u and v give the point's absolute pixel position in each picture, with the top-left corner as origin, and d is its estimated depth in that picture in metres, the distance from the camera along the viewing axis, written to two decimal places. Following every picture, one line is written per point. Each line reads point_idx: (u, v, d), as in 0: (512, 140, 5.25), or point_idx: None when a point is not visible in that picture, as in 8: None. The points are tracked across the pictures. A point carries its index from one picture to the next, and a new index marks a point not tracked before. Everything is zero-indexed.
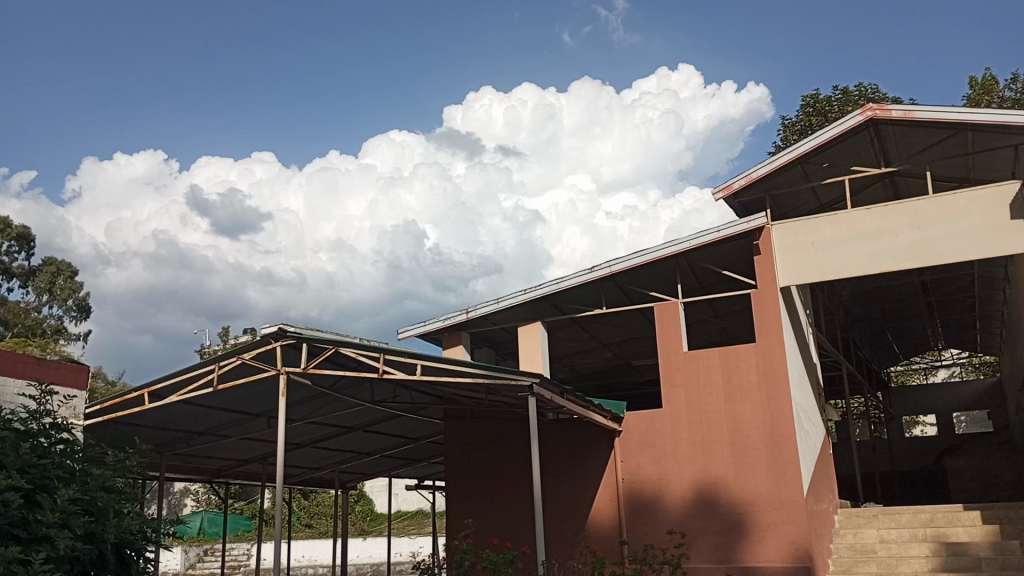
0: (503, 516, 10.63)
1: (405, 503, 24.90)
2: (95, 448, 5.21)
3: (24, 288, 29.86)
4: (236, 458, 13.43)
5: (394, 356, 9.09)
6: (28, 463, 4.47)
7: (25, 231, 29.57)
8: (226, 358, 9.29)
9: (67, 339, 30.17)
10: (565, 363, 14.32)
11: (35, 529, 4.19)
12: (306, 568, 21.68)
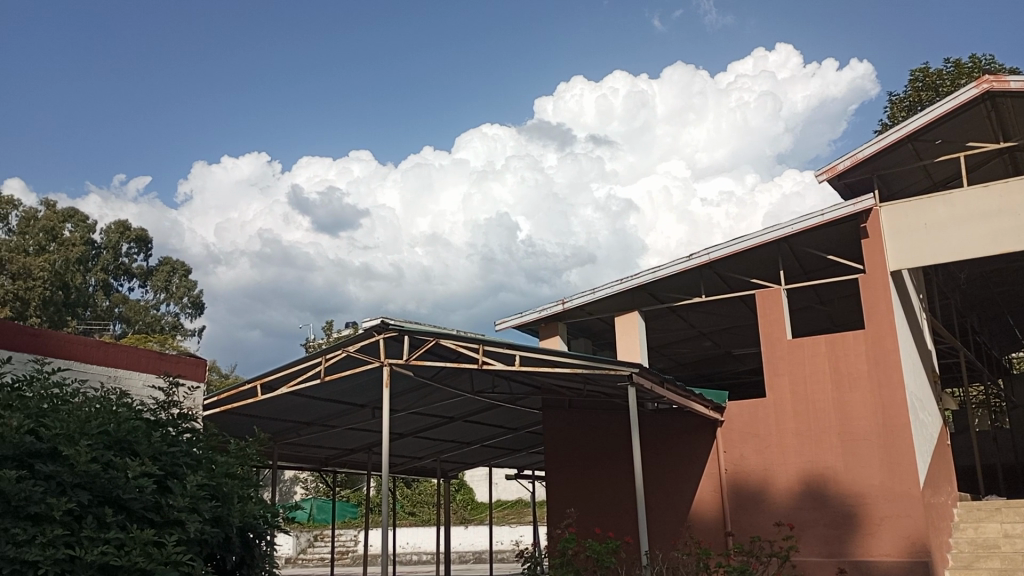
0: (605, 507, 10.61)
1: (505, 492, 25.18)
2: (220, 435, 5.50)
3: (143, 287, 31.62)
4: (343, 447, 13.89)
5: (493, 347, 9.19)
6: (159, 450, 4.75)
7: (143, 233, 31.32)
8: (331, 350, 9.61)
9: (184, 334, 31.81)
10: (663, 353, 14.16)
11: (167, 513, 4.44)
12: (410, 555, 22.30)
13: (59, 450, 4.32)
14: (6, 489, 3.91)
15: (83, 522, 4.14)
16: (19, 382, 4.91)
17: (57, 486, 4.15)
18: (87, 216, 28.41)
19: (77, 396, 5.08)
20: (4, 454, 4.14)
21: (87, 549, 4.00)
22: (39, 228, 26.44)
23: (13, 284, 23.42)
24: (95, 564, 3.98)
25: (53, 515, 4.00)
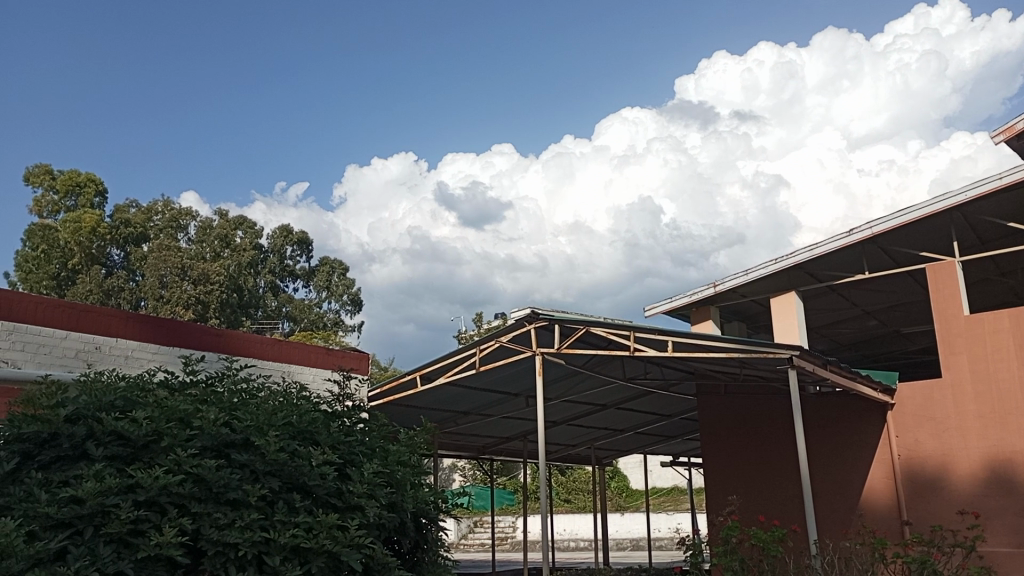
0: (769, 494, 10.31)
1: (660, 480, 24.97)
2: (390, 424, 5.78)
3: (306, 287, 33.59)
4: (499, 436, 14.22)
5: (644, 333, 9.11)
6: (338, 440, 5.06)
7: (303, 236, 33.27)
8: (485, 341, 9.85)
9: (345, 330, 33.56)
10: (823, 334, 13.54)
11: (349, 498, 4.71)
12: (568, 542, 22.58)
13: (250, 441, 4.70)
14: (208, 476, 4.30)
15: (275, 507, 4.46)
16: (212, 378, 5.36)
17: (251, 474, 4.51)
18: (255, 223, 30.44)
19: (262, 391, 5.48)
20: (204, 445, 4.54)
21: (280, 531, 4.30)
22: (213, 236, 28.63)
23: (194, 288, 25.54)
24: (287, 546, 4.27)
25: (249, 500, 4.34)
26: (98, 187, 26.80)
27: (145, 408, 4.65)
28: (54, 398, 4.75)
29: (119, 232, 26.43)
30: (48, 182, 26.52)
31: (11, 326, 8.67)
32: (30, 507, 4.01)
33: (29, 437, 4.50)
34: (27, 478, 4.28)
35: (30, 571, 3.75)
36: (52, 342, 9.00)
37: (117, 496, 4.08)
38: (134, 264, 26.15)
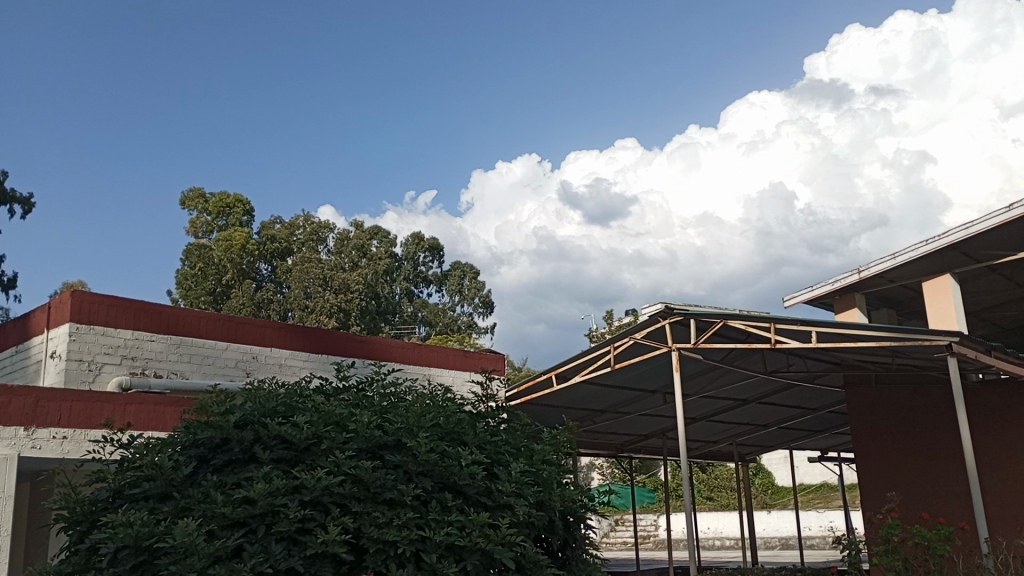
0: (931, 489, 9.70)
1: (808, 476, 24.01)
2: (532, 424, 5.84)
3: (440, 291, 34.47)
4: (637, 433, 14.08)
5: (785, 325, 8.78)
6: (484, 440, 5.18)
7: (435, 242, 34.17)
8: (620, 338, 9.77)
9: (478, 332, 34.21)
10: (983, 318, 12.64)
11: (498, 497, 4.79)
12: (713, 540, 22.10)
13: (402, 442, 4.88)
14: (365, 477, 4.49)
15: (429, 505, 4.59)
16: (362, 383, 5.59)
17: (404, 474, 4.67)
18: (389, 232, 31.53)
19: (411, 394, 5.67)
20: (359, 447, 4.75)
21: (435, 529, 4.43)
22: (351, 247, 29.91)
23: (336, 297, 26.82)
24: (443, 544, 4.39)
25: (405, 499, 4.50)
26: (246, 206, 28.56)
27: (305, 413, 4.92)
28: (223, 406, 5.10)
29: (266, 247, 28.03)
30: (201, 204, 28.44)
31: (178, 340, 9.41)
32: (208, 508, 4.32)
33: (204, 442, 4.86)
34: (203, 480, 4.61)
35: (212, 567, 4.03)
36: (214, 353, 9.70)
37: (285, 497, 4.34)
38: (281, 277, 27.64)
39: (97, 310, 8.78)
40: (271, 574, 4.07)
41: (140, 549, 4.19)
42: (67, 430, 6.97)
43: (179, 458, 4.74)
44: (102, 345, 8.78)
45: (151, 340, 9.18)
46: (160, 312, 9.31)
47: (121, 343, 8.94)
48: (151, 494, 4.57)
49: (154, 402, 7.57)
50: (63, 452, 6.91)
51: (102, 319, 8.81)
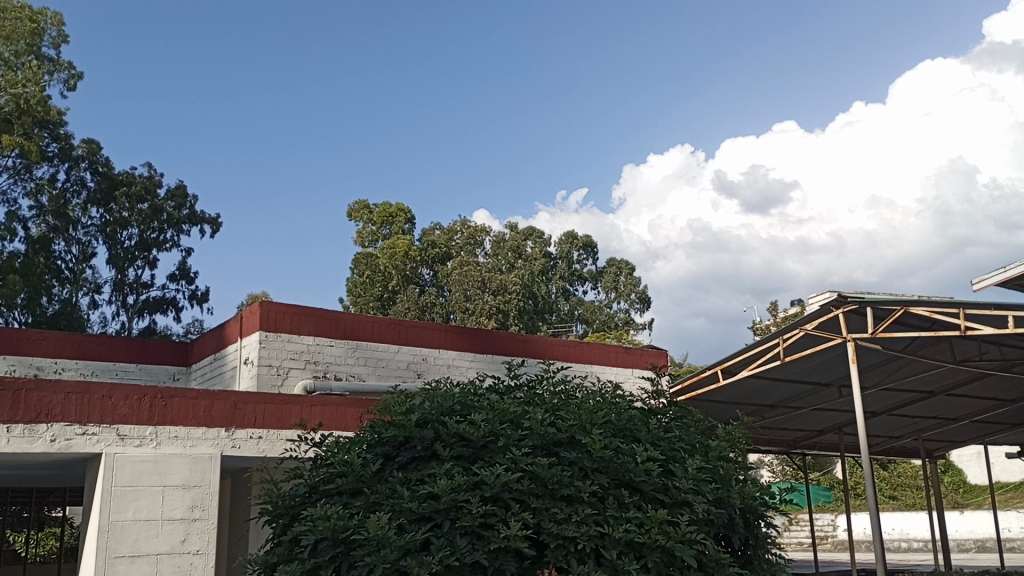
0: None
1: (1005, 474, 22.08)
2: (706, 419, 5.73)
3: (595, 289, 34.44)
4: (811, 429, 13.47)
5: (977, 310, 8.11)
6: (657, 436, 5.13)
7: (588, 240, 34.19)
8: (789, 330, 9.36)
9: (636, 329, 33.90)
10: None
11: (675, 494, 4.73)
12: (899, 542, 20.79)
13: (575, 439, 4.92)
14: (541, 473, 4.56)
15: (606, 502, 4.60)
16: (533, 381, 5.67)
17: (580, 470, 4.70)
18: (543, 232, 31.91)
19: (580, 391, 5.71)
20: (535, 444, 4.82)
21: (613, 526, 4.43)
22: (507, 248, 30.51)
23: (495, 299, 27.43)
24: (622, 540, 4.39)
25: (582, 496, 4.53)
26: (407, 215, 29.78)
27: (481, 412, 5.07)
28: (404, 406, 5.34)
29: (427, 252, 29.13)
30: (366, 215, 29.90)
31: (354, 344, 9.95)
32: (396, 503, 4.53)
33: (388, 441, 5.11)
34: (390, 477, 4.84)
35: (403, 558, 4.22)
36: (387, 356, 10.18)
37: (467, 493, 4.49)
38: (441, 280, 28.54)
39: (282, 318, 9.44)
40: (458, 567, 4.21)
41: (337, 541, 4.45)
42: (262, 431, 7.53)
43: (367, 456, 5.01)
44: (288, 350, 9.43)
45: (331, 345, 9.76)
46: (337, 318, 9.88)
47: (304, 349, 9.56)
48: (344, 489, 4.85)
49: (335, 403, 8.03)
50: (260, 450, 7.48)
51: (286, 326, 9.47)
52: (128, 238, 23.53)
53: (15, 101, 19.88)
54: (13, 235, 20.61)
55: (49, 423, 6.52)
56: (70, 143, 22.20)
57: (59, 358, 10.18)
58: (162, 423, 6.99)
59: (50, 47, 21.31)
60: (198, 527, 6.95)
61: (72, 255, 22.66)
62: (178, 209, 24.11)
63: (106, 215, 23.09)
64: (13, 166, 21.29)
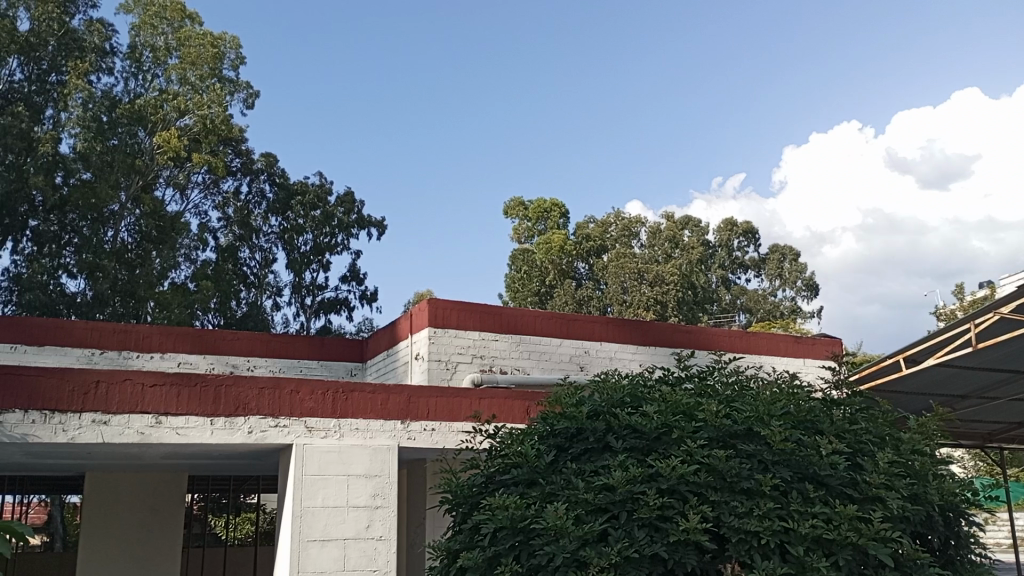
0: None
1: None
2: (894, 410, 5.39)
3: (759, 277, 33.21)
4: (1010, 421, 12.38)
5: None
6: (842, 428, 4.87)
7: (749, 226, 33.05)
8: (982, 313, 8.64)
9: (804, 317, 32.45)
10: None
11: (865, 489, 4.50)
12: None
13: (753, 430, 4.76)
14: (719, 465, 4.46)
15: (789, 496, 4.44)
16: (704, 371, 5.53)
17: (760, 464, 4.56)
18: (700, 220, 31.17)
19: (756, 382, 5.51)
20: (710, 436, 4.71)
21: (799, 521, 4.26)
22: (663, 238, 30.07)
23: (652, 290, 27.10)
24: (808, 536, 4.22)
25: (763, 489, 4.39)
26: (562, 210, 29.96)
27: (653, 403, 5.01)
28: (575, 398, 5.36)
29: (583, 246, 29.00)
30: (521, 212, 30.31)
31: (518, 338, 10.13)
32: (572, 494, 4.56)
33: (561, 432, 5.14)
34: (564, 468, 4.88)
35: (582, 549, 4.26)
36: (551, 349, 10.30)
37: (643, 484, 4.46)
38: (598, 274, 28.44)
39: (449, 314, 9.75)
40: (638, 559, 4.19)
41: (516, 530, 4.55)
42: (434, 423, 7.80)
43: (540, 447, 5.07)
44: (456, 345, 9.73)
45: (496, 339, 9.99)
46: (501, 313, 10.10)
47: (470, 343, 9.84)
48: (520, 480, 4.94)
49: (502, 396, 8.20)
50: (433, 442, 7.75)
51: (453, 322, 9.77)
52: (304, 243, 25.01)
53: (202, 122, 21.82)
54: (205, 245, 22.53)
55: (246, 416, 7.07)
56: (251, 157, 23.97)
57: (252, 356, 11.01)
58: (345, 416, 7.40)
59: (230, 69, 23.07)
60: (381, 514, 7.32)
61: (255, 262, 24.45)
62: (347, 214, 25.40)
63: (284, 222, 24.78)
64: (203, 181, 23.29)
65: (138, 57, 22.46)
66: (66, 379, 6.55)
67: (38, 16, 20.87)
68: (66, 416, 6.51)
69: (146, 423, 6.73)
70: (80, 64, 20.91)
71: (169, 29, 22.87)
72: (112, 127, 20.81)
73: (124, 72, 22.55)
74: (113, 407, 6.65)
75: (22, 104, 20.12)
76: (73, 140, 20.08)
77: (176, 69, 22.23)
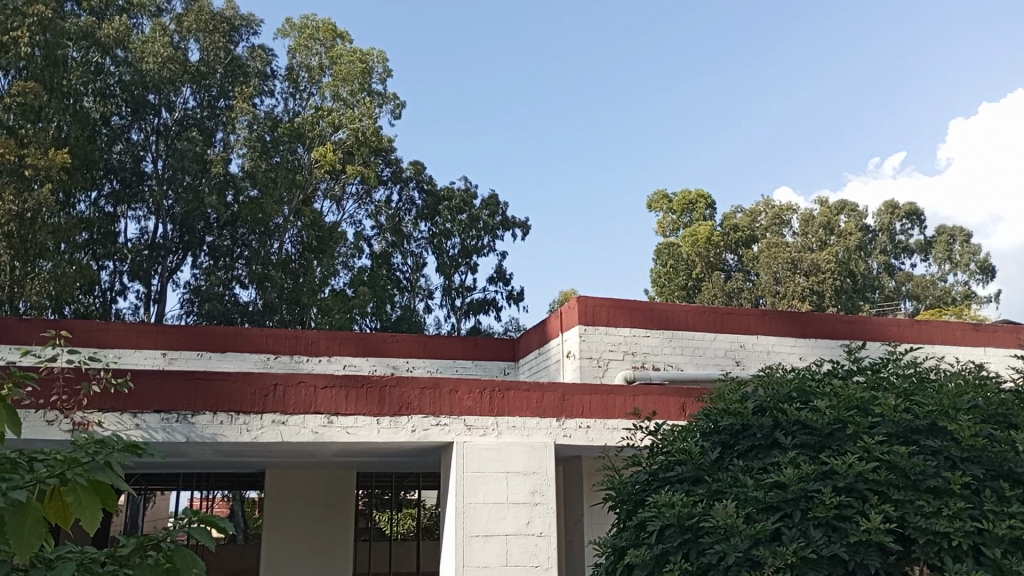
0: None
1: None
2: None
3: (926, 261, 31.06)
4: None
5: None
6: None
7: (913, 207, 31.01)
8: None
9: (979, 303, 30.19)
10: None
11: None
12: None
13: (937, 425, 4.47)
14: (901, 462, 4.21)
15: (982, 495, 4.17)
16: (877, 364, 5.23)
17: (947, 460, 4.30)
18: (858, 204, 29.58)
19: (936, 373, 5.17)
20: (889, 432, 4.47)
21: (994, 523, 4.01)
22: (817, 225, 28.78)
23: (808, 280, 26.15)
24: (1006, 537, 3.96)
25: (952, 488, 4.14)
26: (708, 201, 29.22)
27: (825, 397, 4.79)
28: (738, 394, 5.20)
29: (731, 237, 28.09)
30: (666, 205, 29.75)
31: (670, 334, 9.98)
32: (741, 491, 4.44)
33: (725, 429, 5.00)
34: (731, 465, 4.76)
35: (755, 548, 4.15)
36: (704, 344, 10.08)
37: (818, 482, 4.28)
38: (748, 265, 27.55)
39: (599, 311, 9.74)
40: (815, 560, 4.05)
41: (684, 528, 4.48)
42: (590, 420, 7.81)
43: (704, 444, 4.96)
44: (607, 342, 9.70)
45: (647, 335, 9.89)
46: (652, 308, 9.99)
47: (622, 340, 9.78)
48: (684, 478, 4.87)
49: (657, 393, 8.09)
50: (590, 439, 7.76)
51: (603, 320, 9.75)
52: (453, 247, 25.66)
53: (354, 135, 22.94)
54: (361, 252, 23.69)
55: (409, 415, 7.35)
56: (400, 166, 24.96)
57: (410, 358, 11.44)
58: (502, 414, 7.55)
59: (378, 83, 24.04)
60: (540, 511, 7.42)
61: (408, 267, 25.38)
62: (492, 217, 25.92)
63: (433, 227, 25.60)
64: (357, 192, 24.47)
65: (294, 78, 23.88)
66: (247, 382, 7.04)
67: (207, 46, 22.60)
68: (249, 417, 7.01)
69: (319, 423, 7.14)
70: (244, 88, 22.47)
71: (322, 49, 24.16)
72: (275, 146, 22.33)
73: (283, 93, 24.07)
74: (289, 408, 7.10)
75: (197, 129, 21.94)
76: (241, 160, 21.63)
77: (330, 86, 23.44)
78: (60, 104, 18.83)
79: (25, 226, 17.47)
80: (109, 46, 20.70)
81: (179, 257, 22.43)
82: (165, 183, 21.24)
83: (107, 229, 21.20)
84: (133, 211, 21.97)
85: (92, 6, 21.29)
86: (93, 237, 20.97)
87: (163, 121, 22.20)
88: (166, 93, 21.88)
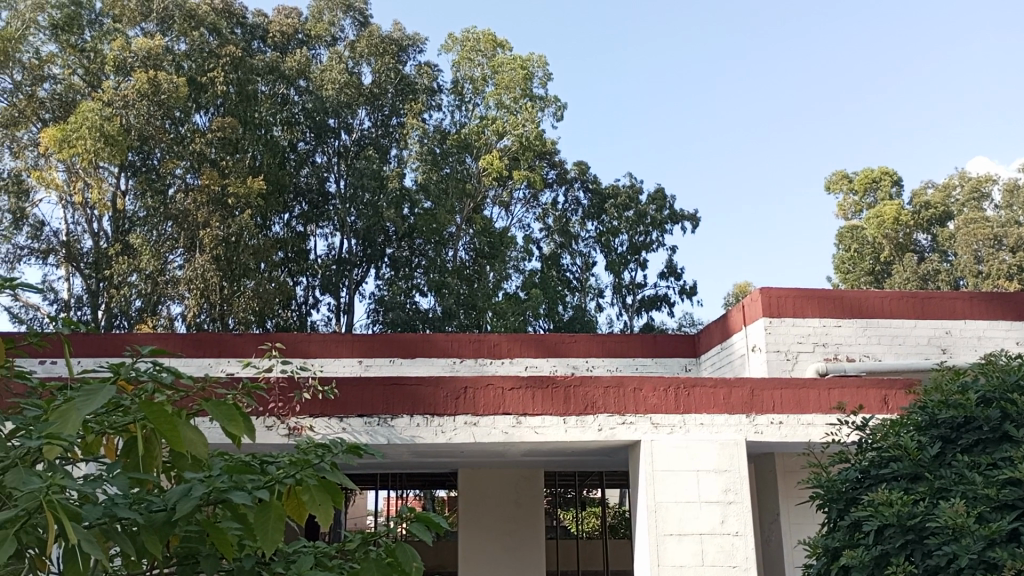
0: None
1: None
2: None
3: None
4: None
5: None
6: None
7: None
8: None
9: None
10: None
11: None
12: None
13: None
14: None
15: None
16: None
17: None
18: None
19: None
20: None
21: None
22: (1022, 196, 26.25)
23: (1014, 257, 24.38)
24: None
25: None
26: (893, 177, 27.25)
27: None
28: (957, 383, 4.82)
29: (922, 215, 25.86)
30: (846, 185, 28.06)
31: (865, 322, 9.40)
32: (969, 488, 4.10)
33: (945, 421, 4.62)
34: (954, 461, 4.41)
35: (990, 549, 3.83)
36: (904, 332, 9.42)
37: None
38: (944, 244, 25.47)
39: (786, 302, 9.33)
40: None
41: (906, 528, 4.20)
42: (782, 416, 7.51)
43: (922, 438, 4.61)
44: (795, 334, 9.28)
45: (839, 325, 9.36)
46: (842, 296, 9.44)
47: (811, 331, 9.32)
48: (902, 474, 4.55)
49: (855, 385, 7.65)
50: (783, 435, 7.45)
51: (790, 311, 9.33)
52: (622, 244, 25.53)
53: (519, 140, 23.37)
54: (531, 255, 24.06)
55: (595, 413, 7.37)
56: (564, 167, 25.16)
57: (590, 357, 11.49)
58: (689, 411, 7.41)
59: (540, 87, 24.34)
60: (736, 509, 7.21)
61: (577, 267, 25.47)
62: (659, 211, 25.49)
63: (600, 226, 25.60)
64: (524, 197, 24.90)
65: (459, 90, 24.65)
66: (440, 386, 7.33)
67: (379, 68, 23.78)
68: (443, 419, 7.29)
69: (509, 423, 7.31)
70: (414, 104, 23.48)
71: (485, 60, 24.81)
72: (445, 157, 23.10)
73: (449, 106, 24.90)
74: (480, 409, 7.33)
75: (373, 148, 23.22)
76: (414, 173, 22.57)
77: (493, 95, 23.94)
78: (253, 134, 20.66)
79: (230, 249, 19.26)
80: (292, 76, 22.36)
81: (363, 270, 23.76)
82: (347, 202, 22.54)
83: (299, 248, 22.76)
84: (321, 228, 23.49)
85: (276, 42, 23.25)
86: (288, 255, 22.63)
87: (342, 143, 23.53)
88: (344, 116, 23.20)
